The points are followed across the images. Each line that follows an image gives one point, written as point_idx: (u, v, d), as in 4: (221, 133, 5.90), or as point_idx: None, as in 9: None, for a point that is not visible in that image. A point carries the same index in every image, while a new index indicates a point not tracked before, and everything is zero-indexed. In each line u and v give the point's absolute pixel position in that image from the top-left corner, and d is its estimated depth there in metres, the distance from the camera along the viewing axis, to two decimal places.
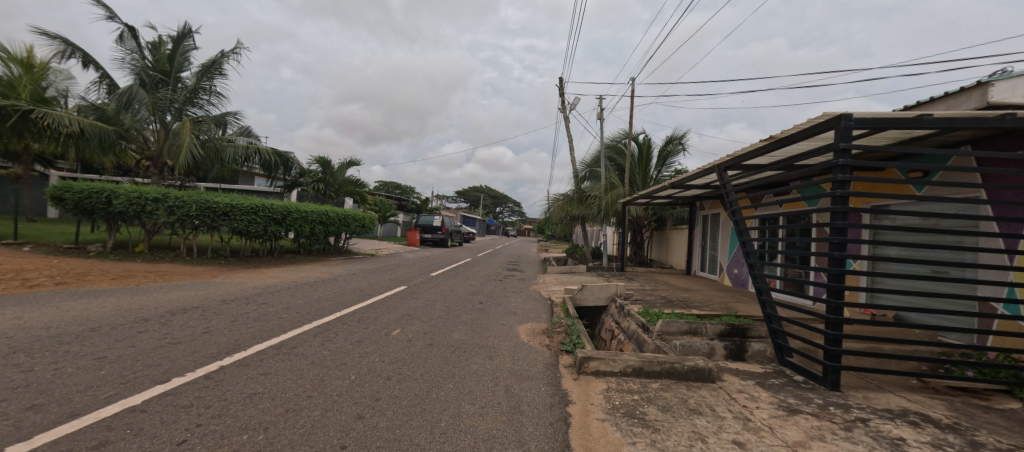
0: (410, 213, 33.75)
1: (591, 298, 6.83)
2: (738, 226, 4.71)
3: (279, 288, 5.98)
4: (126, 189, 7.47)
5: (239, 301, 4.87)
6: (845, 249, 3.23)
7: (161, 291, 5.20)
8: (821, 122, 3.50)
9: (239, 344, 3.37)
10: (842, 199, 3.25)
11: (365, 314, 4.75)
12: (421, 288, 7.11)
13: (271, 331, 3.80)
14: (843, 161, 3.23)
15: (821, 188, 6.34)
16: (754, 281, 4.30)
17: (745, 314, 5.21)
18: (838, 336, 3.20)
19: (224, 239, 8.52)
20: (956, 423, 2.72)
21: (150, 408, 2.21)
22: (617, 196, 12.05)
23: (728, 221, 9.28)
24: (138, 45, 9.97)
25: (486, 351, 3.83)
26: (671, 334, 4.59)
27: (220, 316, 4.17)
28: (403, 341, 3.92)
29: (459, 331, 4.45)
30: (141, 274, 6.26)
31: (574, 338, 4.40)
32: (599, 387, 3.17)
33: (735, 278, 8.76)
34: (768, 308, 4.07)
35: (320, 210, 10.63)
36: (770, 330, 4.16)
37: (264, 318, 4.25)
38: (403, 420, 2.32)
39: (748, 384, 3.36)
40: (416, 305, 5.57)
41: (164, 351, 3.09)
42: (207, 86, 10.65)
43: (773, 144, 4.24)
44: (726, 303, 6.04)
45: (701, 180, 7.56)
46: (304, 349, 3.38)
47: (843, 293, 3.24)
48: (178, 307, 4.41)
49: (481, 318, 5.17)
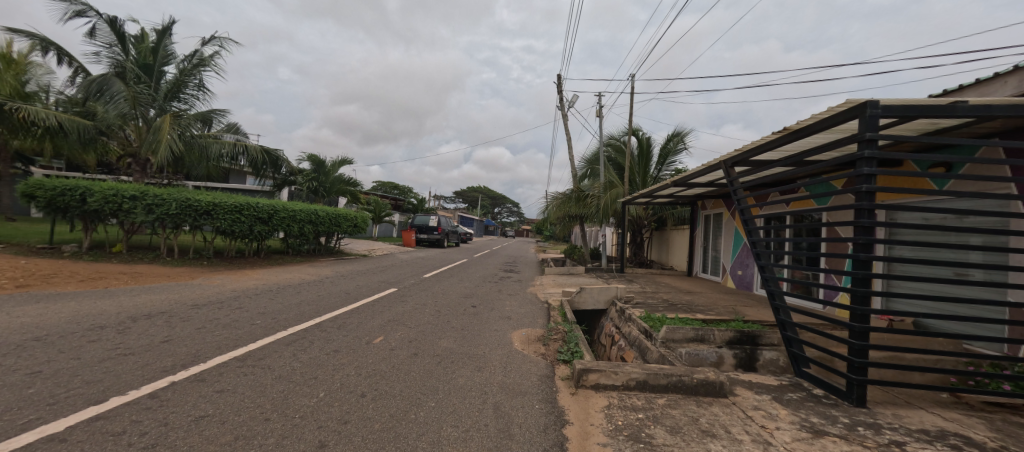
0: (407, 213, 33.38)
1: (590, 301, 6.51)
2: (747, 225, 4.40)
3: (260, 291, 5.64)
4: (102, 187, 7.10)
5: (213, 306, 4.53)
6: (871, 251, 2.92)
7: (131, 294, 4.85)
8: (843, 111, 3.20)
9: (198, 355, 3.03)
10: (870, 195, 2.91)
11: (346, 320, 4.41)
12: (412, 290, 6.77)
13: (239, 340, 3.45)
14: (869, 152, 2.93)
15: (832, 186, 6.03)
16: (766, 284, 3.97)
17: (755, 319, 4.90)
18: (865, 347, 2.89)
19: (207, 239, 8.16)
20: (1003, 446, 2.40)
21: (72, 436, 1.87)
22: (616, 195, 11.74)
23: (730, 221, 8.97)
24: (118, 38, 9.59)
25: (476, 362, 3.49)
26: (677, 342, 4.26)
27: (187, 323, 3.82)
28: (384, 350, 3.58)
29: (448, 338, 4.11)
30: (114, 276, 5.88)
31: (572, 346, 4.07)
32: (600, 404, 2.85)
33: (738, 280, 8.46)
34: (782, 314, 3.77)
35: (310, 209, 10.25)
36: (784, 338, 3.84)
37: (235, 324, 3.91)
38: (372, 449, 1.99)
39: (764, 399, 3.03)
40: (404, 310, 5.22)
41: (110, 365, 2.74)
42: (192, 81, 10.32)
43: (786, 136, 3.93)
44: (733, 307, 5.72)
45: (705, 178, 7.24)
46: (271, 360, 3.04)
47: (869, 299, 2.93)
48: (142, 312, 4.06)
49: (473, 324, 4.83)
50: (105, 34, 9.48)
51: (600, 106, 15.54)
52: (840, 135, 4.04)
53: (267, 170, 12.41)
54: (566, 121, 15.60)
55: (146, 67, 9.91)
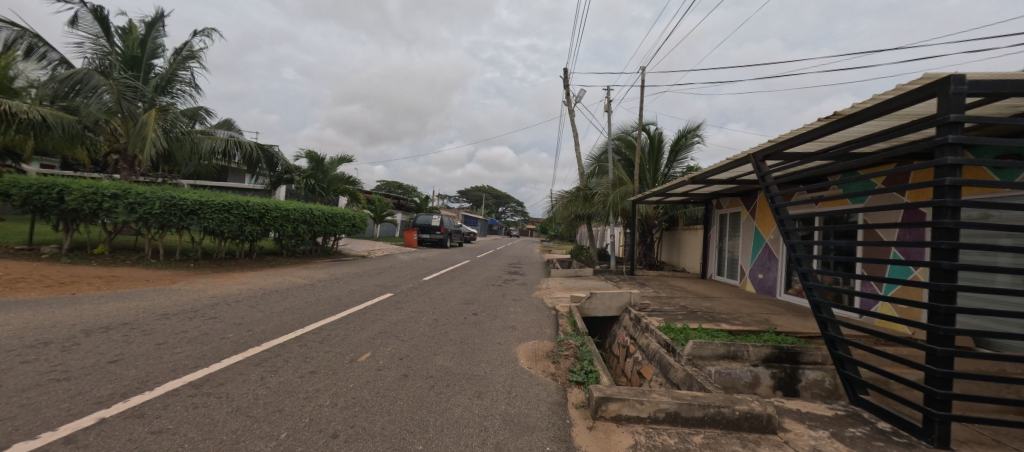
0: (409, 213, 33.03)
1: (601, 308, 6.02)
2: (783, 225, 3.84)
3: (243, 297, 5.19)
4: (81, 184, 6.70)
5: (186, 316, 4.09)
6: (956, 258, 2.38)
7: (97, 302, 4.40)
8: (915, 90, 2.66)
9: (146, 381, 2.56)
10: (955, 191, 2.37)
11: (331, 332, 3.93)
12: (408, 296, 6.29)
13: (201, 359, 2.98)
14: (954, 136, 2.37)
15: (870, 184, 5.49)
16: (809, 294, 3.42)
17: (791, 331, 4.37)
18: (950, 376, 2.35)
19: (195, 239, 7.71)
20: None
21: None
22: (625, 193, 11.15)
23: (750, 220, 8.39)
24: (103, 30, 9.22)
25: (476, 385, 3.00)
26: (705, 359, 3.73)
27: (149, 337, 3.37)
28: (369, 371, 3.08)
29: (444, 355, 3.61)
30: (87, 280, 5.46)
31: (585, 364, 3.57)
32: (624, 444, 2.34)
33: (759, 284, 7.89)
34: (830, 329, 3.23)
35: (305, 208, 9.77)
36: (834, 357, 3.29)
37: (203, 339, 3.45)
38: None
39: (822, 437, 2.50)
40: (398, 319, 4.75)
41: (33, 396, 2.28)
42: (182, 75, 10.11)
43: (836, 123, 3.39)
44: (760, 316, 5.19)
45: (726, 174, 6.68)
46: (233, 387, 2.57)
47: (953, 317, 2.39)
48: (100, 324, 3.61)
49: (473, 336, 4.32)
50: (89, 24, 9.08)
51: (607, 100, 14.92)
52: (898, 122, 3.49)
53: (261, 166, 12.00)
54: (570, 117, 15.04)
55: (134, 61, 9.65)
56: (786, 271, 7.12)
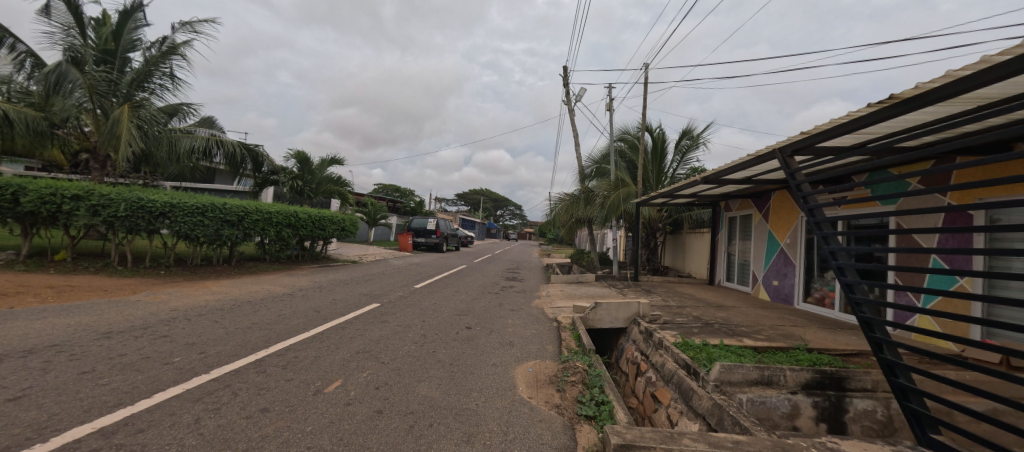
0: (405, 216, 32.44)
1: (606, 319, 5.50)
2: (819, 229, 3.27)
3: (208, 310, 4.62)
4: (39, 184, 6.16)
5: (132, 335, 3.53)
6: None
7: (33, 318, 3.83)
8: (1008, 62, 2.14)
9: (43, 428, 2.01)
10: None
11: (300, 354, 3.39)
12: (396, 307, 5.73)
13: (126, 396, 2.41)
14: None
15: (903, 185, 5.00)
16: (857, 310, 2.85)
17: (825, 348, 3.87)
18: None
19: (167, 244, 7.15)
20: None
21: None
22: (628, 194, 10.55)
23: (762, 223, 7.89)
24: (75, 20, 8.80)
25: (467, 426, 2.45)
26: (735, 385, 3.17)
27: (73, 365, 2.81)
28: (335, 407, 2.53)
29: (429, 382, 3.06)
30: (35, 290, 4.88)
31: (596, 394, 3.05)
32: None
33: (774, 291, 7.38)
34: (886, 352, 2.67)
35: (290, 211, 9.17)
36: (893, 386, 2.71)
37: (140, 365, 2.89)
38: None
39: None
40: (380, 335, 4.20)
41: None
42: (160, 69, 9.50)
43: (890, 109, 2.85)
44: (784, 329, 4.70)
45: (742, 173, 6.14)
46: (153, 436, 2.02)
47: None
48: (21, 347, 3.04)
49: (465, 356, 3.78)
50: (61, 15, 8.72)
51: (609, 99, 14.47)
52: (960, 108, 3.00)
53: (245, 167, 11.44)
54: (571, 116, 14.58)
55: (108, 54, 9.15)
56: (805, 279, 6.61)
